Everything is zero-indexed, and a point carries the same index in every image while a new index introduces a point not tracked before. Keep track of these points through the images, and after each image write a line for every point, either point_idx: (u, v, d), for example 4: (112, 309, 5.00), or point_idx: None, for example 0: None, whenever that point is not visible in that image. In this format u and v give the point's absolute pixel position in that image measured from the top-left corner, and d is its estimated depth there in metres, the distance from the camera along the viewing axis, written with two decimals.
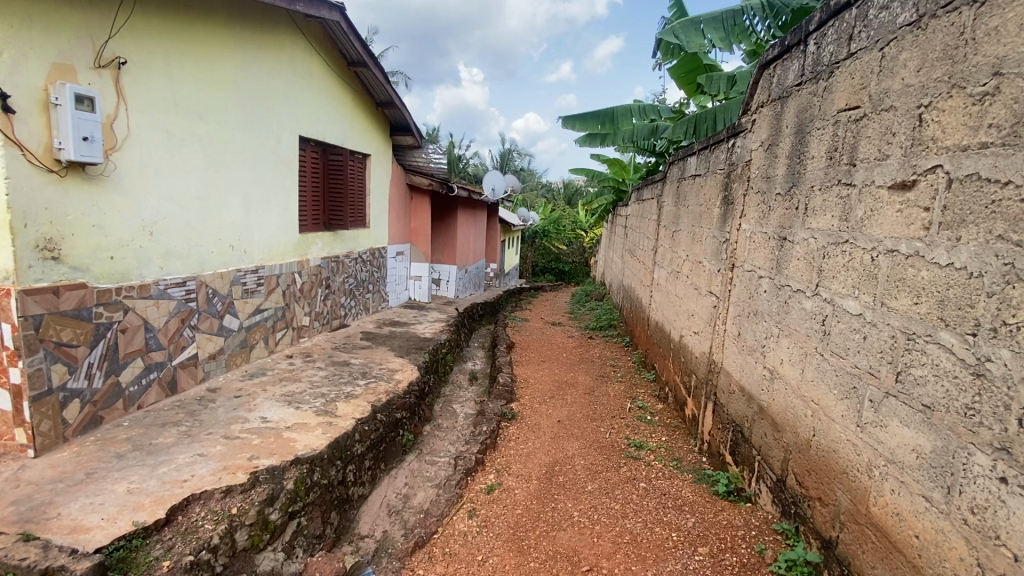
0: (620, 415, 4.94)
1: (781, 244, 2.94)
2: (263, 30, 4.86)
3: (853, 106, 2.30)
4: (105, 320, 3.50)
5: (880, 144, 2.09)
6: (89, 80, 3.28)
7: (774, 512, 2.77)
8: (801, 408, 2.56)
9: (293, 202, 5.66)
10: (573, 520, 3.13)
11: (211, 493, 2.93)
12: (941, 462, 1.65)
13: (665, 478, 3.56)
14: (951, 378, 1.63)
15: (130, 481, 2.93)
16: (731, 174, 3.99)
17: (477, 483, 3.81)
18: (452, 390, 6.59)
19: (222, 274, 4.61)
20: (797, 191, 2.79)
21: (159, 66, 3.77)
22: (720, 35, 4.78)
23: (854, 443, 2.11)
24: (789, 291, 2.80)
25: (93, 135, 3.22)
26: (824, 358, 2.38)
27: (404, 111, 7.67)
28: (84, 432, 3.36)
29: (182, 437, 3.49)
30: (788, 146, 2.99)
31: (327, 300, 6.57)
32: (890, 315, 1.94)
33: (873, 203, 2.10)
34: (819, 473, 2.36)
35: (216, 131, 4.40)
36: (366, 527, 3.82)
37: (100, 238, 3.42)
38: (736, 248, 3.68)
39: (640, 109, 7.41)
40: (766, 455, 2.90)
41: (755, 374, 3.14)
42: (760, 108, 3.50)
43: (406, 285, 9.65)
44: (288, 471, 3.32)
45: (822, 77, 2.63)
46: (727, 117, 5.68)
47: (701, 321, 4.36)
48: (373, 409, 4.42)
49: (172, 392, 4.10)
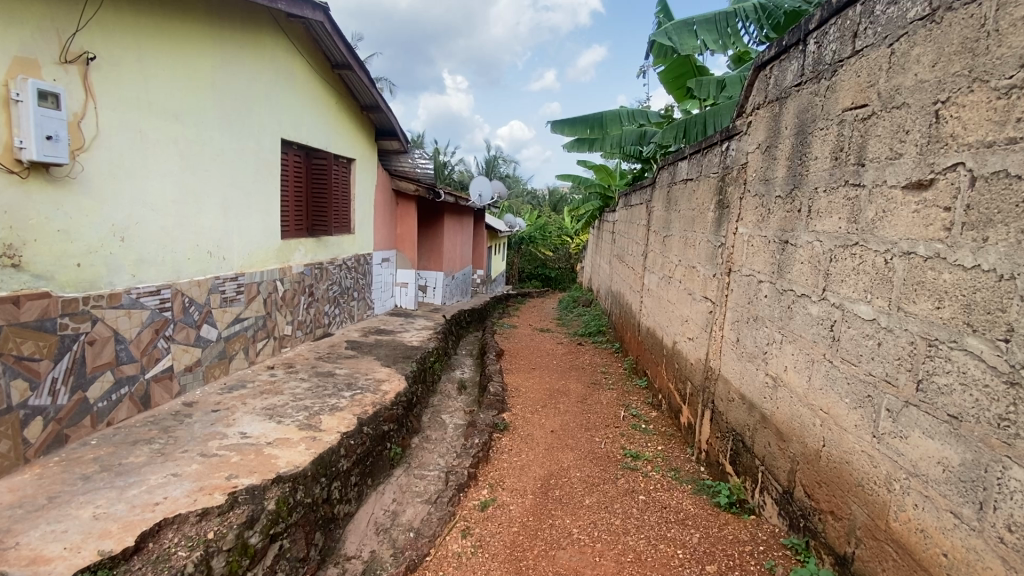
0: (614, 424, 4.82)
1: (783, 248, 2.86)
2: (243, 29, 4.69)
3: (860, 105, 2.23)
4: (71, 332, 3.27)
5: (891, 142, 2.01)
6: (54, 76, 3.08)
7: (781, 525, 2.66)
8: (809, 417, 2.46)
9: (274, 207, 5.47)
10: (573, 537, 2.99)
11: (186, 517, 2.72)
12: (972, 476, 1.56)
13: (665, 490, 3.44)
14: (980, 387, 1.54)
15: (97, 505, 2.71)
16: (725, 177, 3.92)
17: (470, 500, 3.64)
18: (440, 400, 6.41)
19: (199, 282, 4.39)
20: (800, 193, 2.71)
21: (131, 63, 3.58)
22: (712, 37, 4.74)
23: (871, 455, 2.01)
24: (793, 296, 2.71)
25: (58, 134, 3.02)
26: (834, 365, 2.29)
27: (390, 115, 7.54)
28: (48, 452, 3.12)
29: (155, 456, 3.27)
30: (788, 147, 2.91)
31: (311, 308, 6.36)
32: (907, 319, 1.85)
33: (885, 204, 2.02)
34: (831, 485, 2.26)
35: (193, 132, 4.21)
36: (352, 547, 3.64)
37: (66, 244, 3.21)
38: (733, 252, 3.60)
39: (629, 114, 7.40)
40: (770, 465, 2.80)
41: (756, 382, 3.04)
42: (756, 110, 3.43)
43: (392, 292, 9.44)
44: (269, 490, 3.13)
45: (824, 76, 2.55)
46: (716, 122, 5.59)
47: (696, 327, 4.26)
48: (359, 422, 4.24)
49: (144, 407, 3.87)
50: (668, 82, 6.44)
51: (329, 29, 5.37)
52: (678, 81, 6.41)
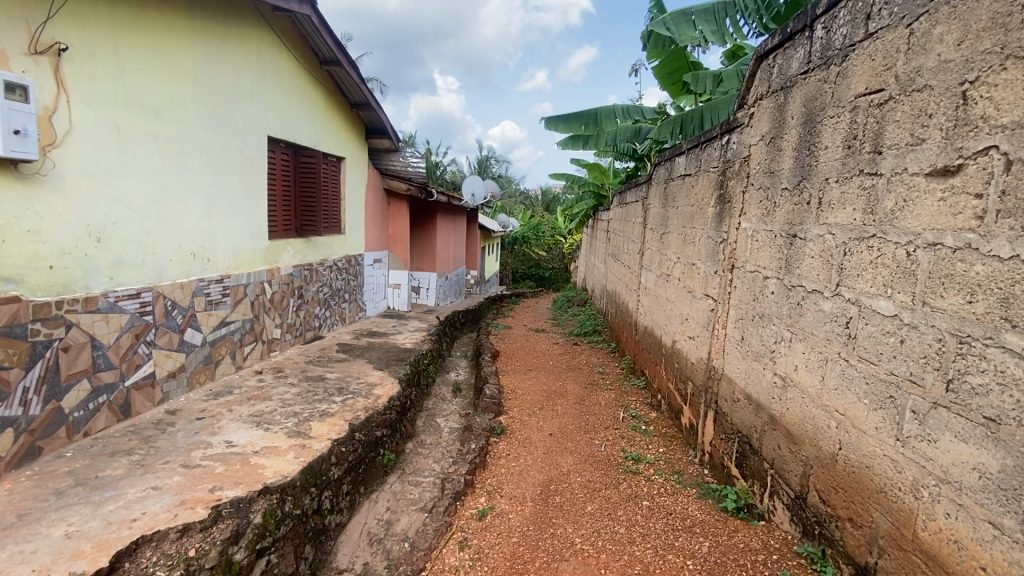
0: (613, 425, 4.69)
1: (790, 242, 2.74)
2: (226, 23, 4.52)
3: (875, 89, 2.11)
4: (44, 338, 3.09)
5: (912, 127, 1.90)
6: (23, 67, 2.90)
7: (794, 532, 2.55)
8: (824, 419, 2.34)
9: (261, 206, 5.29)
10: (576, 548, 2.86)
11: (165, 534, 2.56)
12: (1013, 484, 1.46)
13: (669, 495, 3.31)
14: (1021, 387, 1.44)
15: (70, 522, 2.54)
16: (726, 171, 3.79)
17: (466, 509, 3.50)
18: (434, 403, 6.27)
19: (183, 285, 4.23)
20: (809, 184, 2.59)
21: (107, 56, 3.40)
22: (711, 28, 4.71)
23: (894, 460, 1.90)
24: (803, 292, 2.59)
25: (26, 128, 2.83)
26: (851, 365, 2.17)
27: (381, 113, 7.37)
28: (20, 465, 2.94)
29: (134, 468, 3.10)
30: (795, 137, 2.78)
31: (301, 311, 6.19)
32: (934, 315, 1.75)
33: (906, 192, 1.91)
34: (849, 491, 2.14)
35: (174, 129, 4.02)
36: (345, 559, 3.49)
37: (38, 245, 3.03)
38: (735, 248, 3.49)
39: (624, 110, 7.28)
40: (781, 469, 2.68)
41: (764, 382, 2.92)
42: (758, 102, 3.29)
43: (384, 293, 9.27)
44: (255, 502, 2.98)
45: (834, 62, 2.44)
46: (713, 116, 5.47)
47: (696, 326, 4.15)
48: (351, 428, 4.08)
49: (124, 416, 3.69)
50: (663, 77, 6.32)
51: (316, 23, 5.21)
52: (673, 77, 6.30)
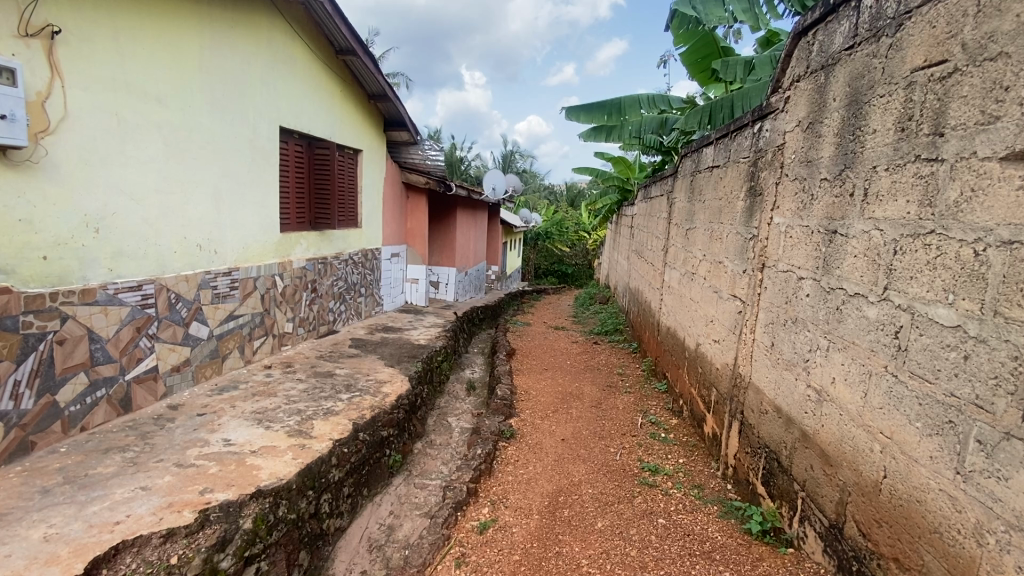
0: (630, 432, 4.42)
1: (830, 239, 2.43)
2: (235, 9, 4.41)
3: (936, 62, 1.81)
4: (37, 330, 3.01)
5: (983, 104, 1.60)
6: (13, 50, 2.81)
7: (826, 565, 2.27)
8: (866, 441, 2.05)
9: (272, 198, 5.18)
10: (582, 570, 2.64)
11: (148, 539, 2.44)
12: None
13: (687, 512, 3.05)
14: None
15: (50, 524, 2.44)
16: (758, 162, 3.48)
17: (468, 520, 3.31)
18: (447, 402, 6.11)
19: (188, 277, 4.13)
20: (852, 174, 2.28)
21: (107, 42, 3.30)
22: (743, 6, 4.40)
23: (952, 496, 1.62)
24: (843, 296, 2.29)
25: (13, 113, 2.73)
26: (900, 382, 1.88)
27: (399, 106, 7.21)
28: (10, 460, 2.88)
29: (126, 466, 3.00)
30: (836, 121, 2.47)
31: (314, 305, 6.10)
32: (1007, 328, 1.47)
33: (975, 180, 1.62)
34: (895, 527, 1.86)
35: (179, 117, 3.92)
36: (342, 566, 3.36)
37: (30, 235, 2.94)
38: (766, 246, 3.18)
39: (649, 99, 6.91)
40: (813, 492, 2.40)
41: (796, 395, 2.62)
42: (795, 84, 2.96)
43: (402, 288, 9.18)
44: (246, 507, 2.83)
45: (885, 33, 2.13)
46: (745, 104, 5.09)
47: (722, 328, 3.84)
48: (354, 429, 3.92)
49: (125, 410, 3.62)
50: (692, 64, 5.99)
51: (330, 11, 5.04)
52: (703, 64, 5.95)
